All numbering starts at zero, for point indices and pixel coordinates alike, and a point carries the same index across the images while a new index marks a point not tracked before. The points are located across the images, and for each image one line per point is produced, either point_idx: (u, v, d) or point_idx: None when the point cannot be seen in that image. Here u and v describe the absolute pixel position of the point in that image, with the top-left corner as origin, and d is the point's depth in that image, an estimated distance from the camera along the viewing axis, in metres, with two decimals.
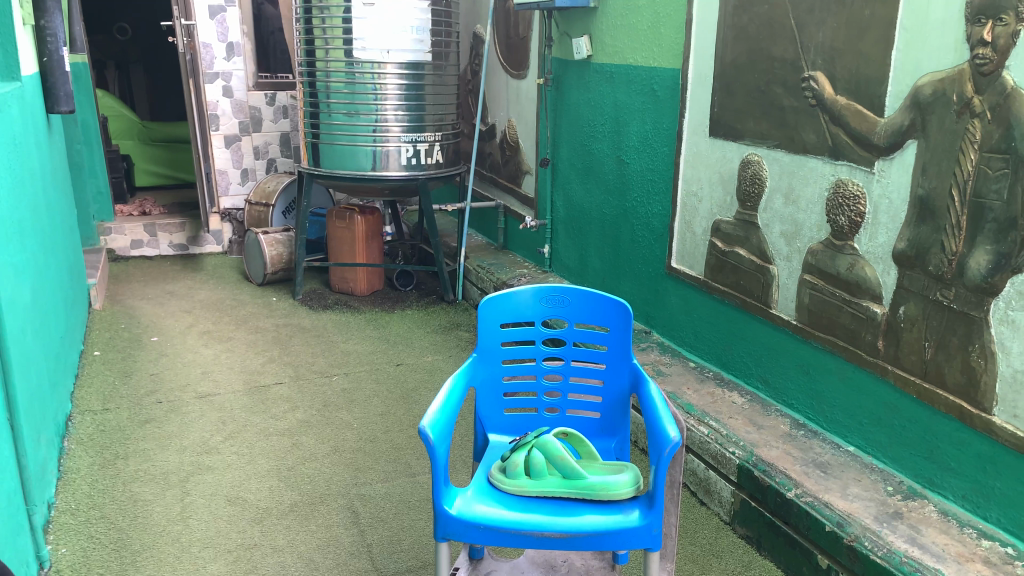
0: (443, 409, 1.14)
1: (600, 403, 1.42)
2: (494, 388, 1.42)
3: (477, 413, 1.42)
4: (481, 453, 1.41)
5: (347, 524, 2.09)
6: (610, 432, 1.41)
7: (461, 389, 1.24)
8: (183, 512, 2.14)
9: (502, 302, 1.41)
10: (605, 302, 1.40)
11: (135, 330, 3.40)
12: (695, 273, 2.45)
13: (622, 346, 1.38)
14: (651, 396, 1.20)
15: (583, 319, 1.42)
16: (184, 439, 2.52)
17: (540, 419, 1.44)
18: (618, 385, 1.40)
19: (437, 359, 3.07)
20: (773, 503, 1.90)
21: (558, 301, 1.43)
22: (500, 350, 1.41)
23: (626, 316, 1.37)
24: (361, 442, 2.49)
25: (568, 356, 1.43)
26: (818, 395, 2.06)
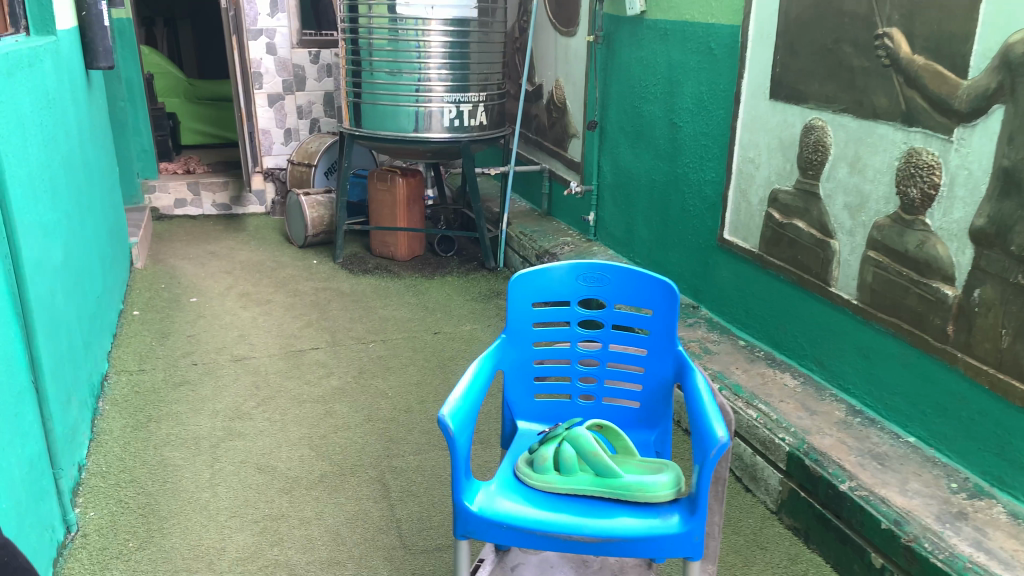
0: (465, 396, 1.05)
1: (641, 392, 1.32)
2: (524, 372, 1.33)
3: (505, 400, 1.33)
4: (508, 441, 1.33)
5: (377, 498, 2.03)
6: (651, 424, 1.32)
7: (487, 374, 1.14)
8: (212, 479, 2.11)
9: (534, 278, 1.32)
10: (648, 281, 1.30)
11: (175, 291, 3.38)
12: (748, 246, 2.31)
13: (666, 330, 1.28)
14: (698, 386, 1.11)
15: (623, 299, 1.32)
16: (217, 403, 2.48)
17: (573, 407, 1.35)
18: (661, 373, 1.30)
19: (476, 327, 2.98)
20: (824, 494, 1.77)
21: (596, 278, 1.33)
22: (531, 331, 1.32)
23: (672, 297, 1.26)
24: (396, 412, 2.42)
25: (606, 340, 1.33)
26: (876, 381, 1.92)
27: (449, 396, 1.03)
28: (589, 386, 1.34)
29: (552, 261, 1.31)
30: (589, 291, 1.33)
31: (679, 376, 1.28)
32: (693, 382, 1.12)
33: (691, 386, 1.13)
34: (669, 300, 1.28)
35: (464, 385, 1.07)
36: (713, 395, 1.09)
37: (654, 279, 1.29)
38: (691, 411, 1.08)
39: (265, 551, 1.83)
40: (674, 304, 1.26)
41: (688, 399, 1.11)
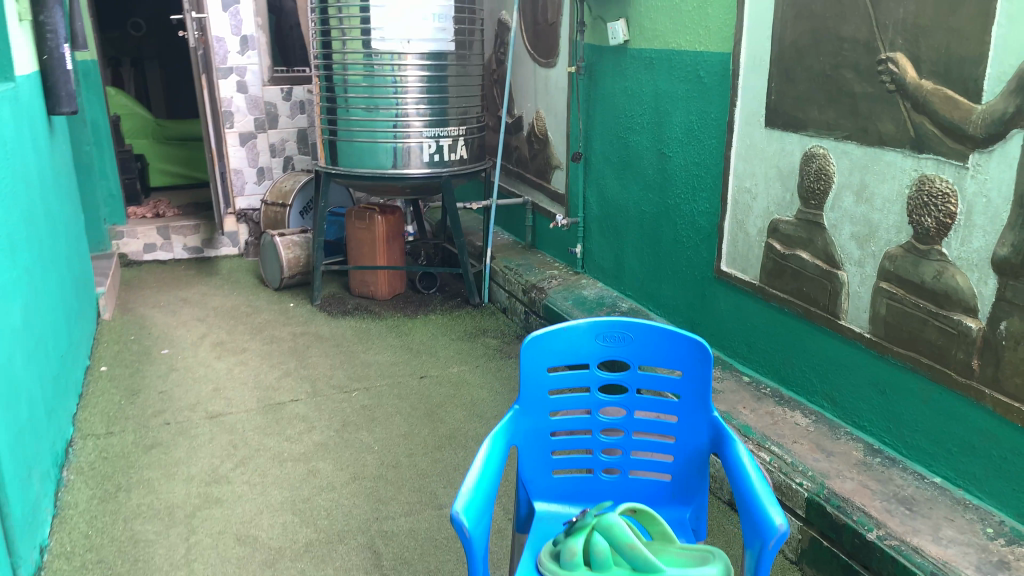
0: (478, 488, 0.96)
1: (672, 463, 1.23)
2: (540, 445, 1.24)
3: (520, 477, 1.24)
4: (525, 525, 1.23)
5: (368, 568, 1.88)
6: (684, 499, 1.22)
7: (499, 460, 1.06)
8: (187, 555, 1.95)
9: (550, 341, 1.23)
10: (676, 340, 1.21)
11: (145, 342, 3.21)
12: (748, 277, 2.20)
13: (697, 394, 1.19)
14: (743, 461, 1.05)
15: (648, 360, 1.23)
16: (191, 466, 2.32)
17: (596, 481, 1.25)
18: (693, 442, 1.21)
19: (464, 369, 2.84)
20: (849, 544, 1.65)
21: (618, 337, 1.24)
22: (547, 399, 1.23)
23: (704, 358, 1.17)
24: (383, 468, 2.27)
25: (630, 406, 1.24)
26: (895, 418, 1.81)
27: (462, 489, 0.95)
28: (613, 458, 1.25)
29: (568, 320, 1.23)
30: (610, 352, 1.24)
31: (714, 445, 1.18)
32: (738, 456, 1.07)
33: (735, 461, 1.07)
34: (700, 360, 1.18)
35: (476, 476, 0.98)
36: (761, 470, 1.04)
37: (682, 338, 1.20)
38: (739, 492, 1.02)
39: None
40: (707, 365, 1.17)
41: (735, 476, 1.05)
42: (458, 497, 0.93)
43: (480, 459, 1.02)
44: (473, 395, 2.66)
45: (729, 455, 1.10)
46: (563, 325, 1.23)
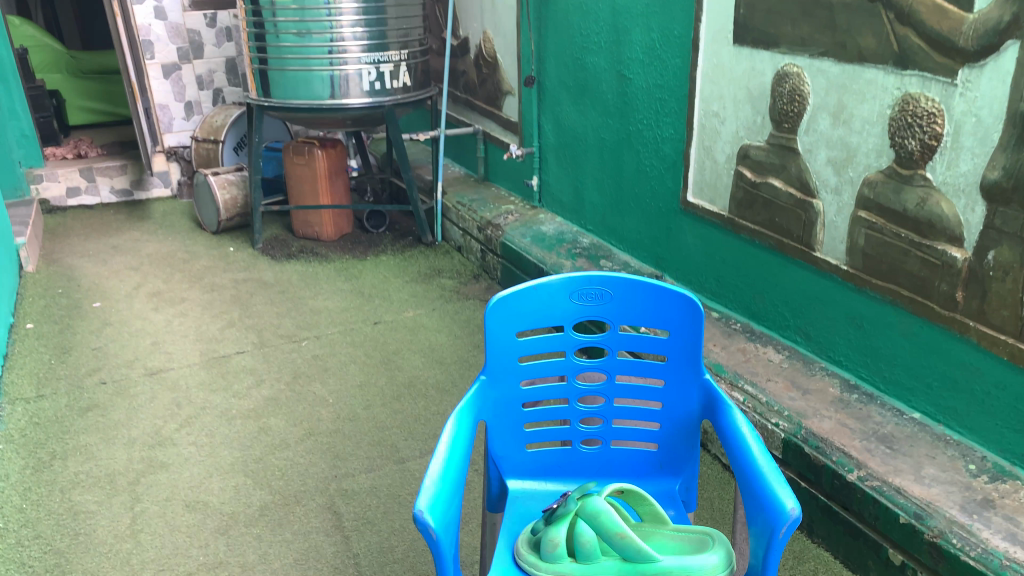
0: (443, 481, 0.87)
1: (658, 431, 1.14)
2: (510, 418, 1.14)
3: (490, 455, 1.14)
4: (497, 505, 1.14)
5: (329, 530, 1.79)
6: (673, 470, 1.15)
7: (467, 444, 0.96)
8: (133, 526, 1.82)
9: (519, 301, 1.11)
10: (661, 296, 1.10)
11: (75, 295, 2.99)
12: (716, 209, 2.10)
13: (685, 357, 1.10)
14: (743, 436, 0.97)
15: (630, 320, 1.13)
16: (132, 429, 2.17)
17: (575, 454, 1.17)
18: (682, 409, 1.12)
19: (420, 313, 2.71)
20: (828, 485, 1.62)
21: (595, 295, 1.13)
22: (517, 366, 1.13)
23: (694, 316, 1.07)
24: (339, 423, 2.16)
25: (611, 371, 1.14)
26: (873, 352, 1.75)
27: (426, 486, 0.85)
28: (592, 428, 1.15)
29: (538, 277, 1.11)
30: (587, 311, 1.14)
31: (706, 412, 1.10)
32: (737, 429, 0.99)
33: (734, 435, 0.99)
34: (689, 319, 1.08)
35: (439, 467, 0.89)
36: (763, 445, 0.96)
37: (669, 294, 1.09)
38: (741, 471, 0.95)
39: None
40: (697, 324, 1.08)
41: (735, 453, 0.97)
42: (421, 494, 0.83)
43: (443, 447, 0.92)
44: (432, 339, 2.54)
45: (728, 422, 1.02)
46: (533, 283, 1.11)
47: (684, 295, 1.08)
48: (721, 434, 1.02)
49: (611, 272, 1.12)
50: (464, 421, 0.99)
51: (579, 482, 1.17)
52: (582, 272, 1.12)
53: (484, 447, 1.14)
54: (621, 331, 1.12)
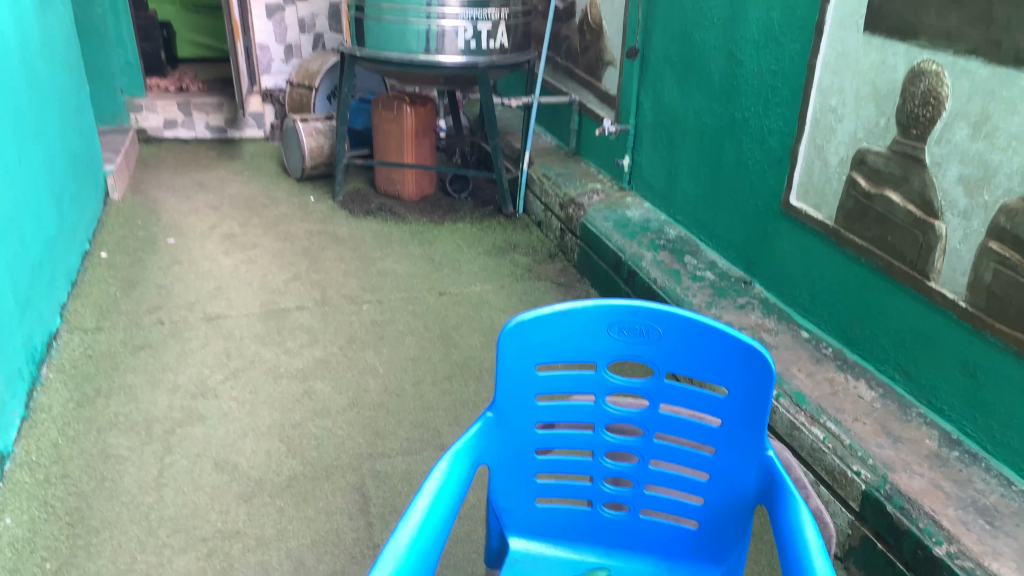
0: (407, 557, 0.76)
1: (700, 507, 0.99)
2: (520, 466, 1.01)
3: (492, 505, 1.03)
4: (495, 563, 1.04)
5: (353, 514, 1.69)
6: (713, 555, 0.99)
7: (452, 504, 0.85)
8: (159, 479, 1.77)
9: (544, 331, 0.97)
10: (721, 345, 0.93)
11: (152, 229, 2.99)
12: (822, 217, 1.87)
13: (741, 423, 0.93)
14: (807, 550, 0.77)
15: (679, 368, 0.96)
16: (178, 376, 2.12)
17: (595, 515, 1.03)
18: (732, 488, 0.96)
19: (488, 289, 2.58)
20: (909, 554, 1.42)
21: (640, 332, 0.97)
22: (535, 407, 0.99)
23: (763, 376, 0.90)
24: (385, 397, 2.05)
25: (649, 426, 0.98)
26: (984, 408, 1.52)
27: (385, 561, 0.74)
28: (619, 491, 1.01)
29: (569, 304, 0.96)
30: (627, 351, 0.97)
31: (761, 496, 0.94)
32: (801, 540, 0.79)
33: (795, 544, 0.79)
34: (753, 379, 0.91)
35: (408, 536, 0.77)
36: (831, 566, 0.76)
37: (731, 345, 0.92)
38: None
39: None
40: (766, 389, 0.90)
41: (792, 567, 0.77)
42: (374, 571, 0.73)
43: (421, 509, 0.80)
44: (494, 319, 2.40)
45: (789, 517, 0.83)
46: (563, 311, 0.96)
47: (751, 348, 0.91)
48: (778, 537, 0.82)
49: (660, 307, 0.95)
50: (455, 472, 0.88)
51: (596, 549, 1.04)
52: (626, 303, 0.95)
53: (486, 495, 1.02)
54: (665, 381, 0.96)
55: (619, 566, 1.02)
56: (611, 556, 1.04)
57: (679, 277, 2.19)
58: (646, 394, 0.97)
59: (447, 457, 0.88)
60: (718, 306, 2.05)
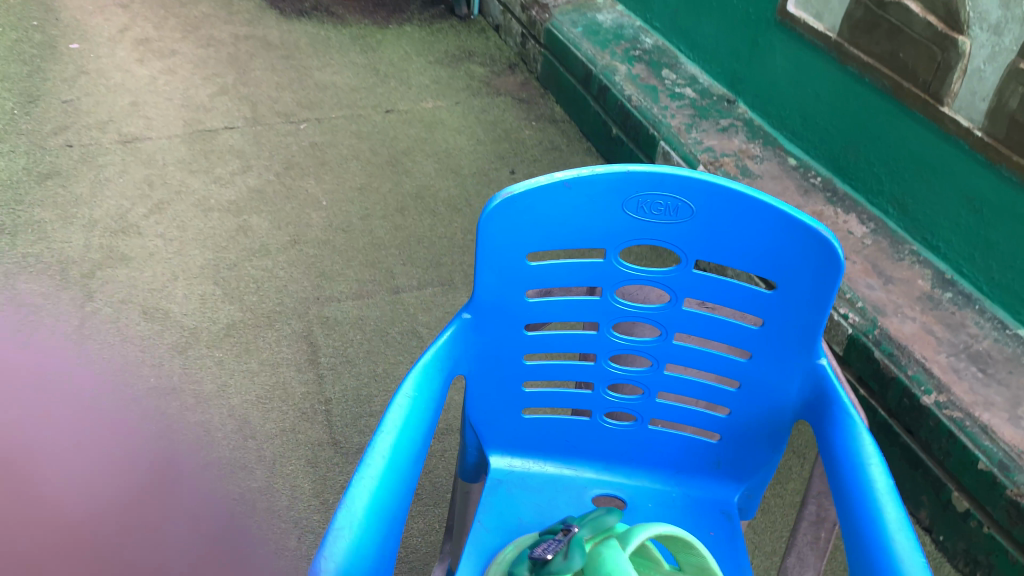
0: (366, 523, 0.60)
1: (725, 420, 0.81)
2: (504, 372, 0.81)
3: (468, 419, 0.84)
4: (473, 479, 0.87)
5: (302, 365, 1.54)
6: (736, 472, 0.83)
7: (416, 449, 0.69)
8: (80, 330, 1.58)
9: (539, 208, 0.72)
10: (776, 229, 0.70)
11: (50, 31, 2.59)
12: (823, 29, 1.63)
13: (795, 326, 0.73)
14: (875, 494, 0.63)
15: (714, 255, 0.73)
16: (94, 210, 1.88)
17: (594, 428, 0.84)
18: (768, 398, 0.78)
19: (440, 105, 2.32)
20: (894, 402, 1.33)
21: (665, 207, 0.72)
22: (523, 303, 0.77)
23: (828, 267, 0.70)
24: (330, 233, 1.85)
25: (668, 326, 0.77)
26: (987, 246, 1.37)
27: (339, 534, 0.58)
28: (625, 401, 0.82)
29: (573, 172, 0.71)
30: (646, 234, 0.73)
31: (806, 408, 0.76)
32: (866, 482, 0.64)
33: (861, 486, 0.64)
34: (814, 270, 0.70)
35: (365, 499, 0.61)
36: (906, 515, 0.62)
37: (790, 228, 0.69)
38: (865, 549, 0.61)
39: (145, 450, 1.38)
40: (830, 282, 0.70)
41: (857, 516, 0.63)
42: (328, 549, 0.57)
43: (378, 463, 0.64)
44: (449, 142, 2.16)
45: (849, 446, 0.68)
46: (563, 180, 0.71)
47: (815, 233, 0.69)
48: (834, 473, 0.68)
49: (695, 176, 0.70)
50: (421, 398, 0.71)
51: (595, 465, 0.86)
52: (648, 171, 0.70)
53: (460, 408, 0.83)
54: (693, 273, 0.73)
55: (622, 484, 0.85)
56: (611, 472, 0.86)
57: (656, 94, 1.97)
58: (668, 287, 0.75)
59: (411, 377, 0.71)
60: (699, 129, 1.85)
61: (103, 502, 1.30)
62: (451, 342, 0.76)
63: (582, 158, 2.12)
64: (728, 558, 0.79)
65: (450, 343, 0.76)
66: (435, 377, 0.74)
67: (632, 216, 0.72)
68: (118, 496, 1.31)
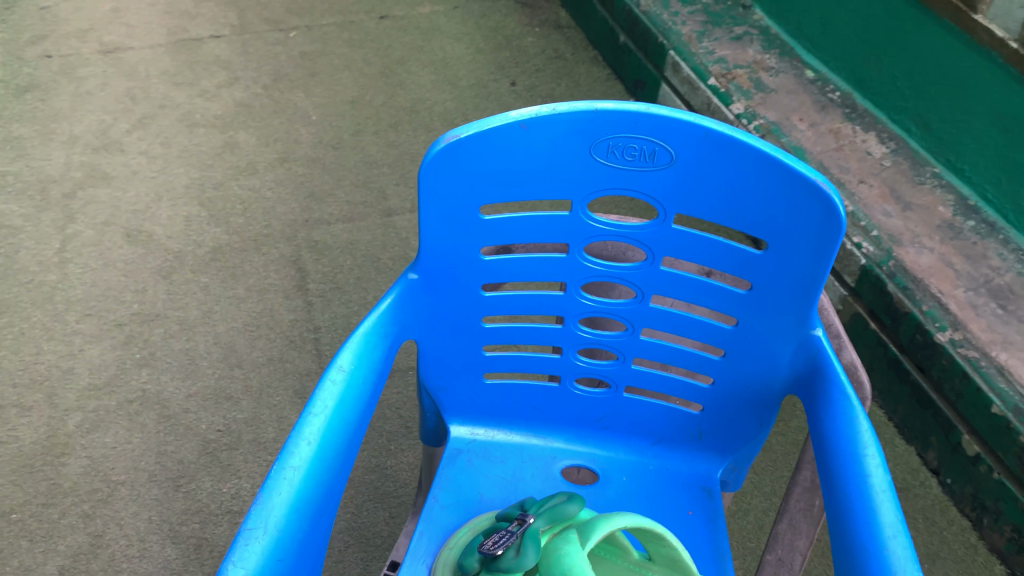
0: (287, 519, 0.52)
1: (709, 389, 0.74)
2: (460, 335, 0.74)
3: (424, 385, 0.77)
4: (434, 445, 0.82)
5: (289, 292, 1.49)
6: (718, 445, 0.77)
7: (352, 432, 0.61)
8: (61, 254, 1.53)
9: (493, 152, 0.63)
10: (767, 179, 0.61)
11: None
12: None
13: (784, 288, 0.66)
14: (871, 493, 0.56)
15: (696, 209, 0.64)
16: (75, 125, 1.80)
17: (563, 394, 0.78)
18: (756, 365, 0.71)
19: (438, 11, 2.18)
20: (906, 338, 1.25)
21: (640, 152, 0.62)
22: (479, 261, 0.69)
23: (829, 226, 0.61)
24: (320, 151, 1.77)
25: (646, 287, 0.69)
26: (1014, 169, 1.27)
27: (253, 536, 0.50)
28: (597, 366, 0.75)
29: (530, 111, 0.61)
30: (618, 184, 0.64)
31: (796, 382, 0.70)
32: (862, 476, 0.58)
33: (855, 481, 0.58)
34: (810, 230, 0.62)
35: (288, 492, 0.53)
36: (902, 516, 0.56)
37: (782, 179, 0.60)
38: (852, 553, 0.54)
39: (129, 378, 1.35)
40: (829, 242, 0.62)
41: (847, 514, 0.57)
42: (235, 554, 0.49)
43: (305, 452, 0.56)
44: (446, 51, 2.04)
45: (846, 431, 0.61)
46: (520, 119, 0.61)
47: (813, 186, 0.60)
48: (825, 460, 0.62)
49: (674, 117, 0.60)
50: (360, 371, 0.64)
51: (565, 434, 0.80)
52: (617, 110, 0.60)
53: (414, 374, 0.76)
54: (672, 228, 0.65)
55: (595, 455, 0.80)
56: (581, 442, 0.80)
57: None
58: (644, 244, 0.67)
59: (347, 349, 0.63)
60: (712, 38, 1.72)
61: (87, 432, 1.27)
62: (397, 306, 0.69)
63: (586, 68, 1.99)
64: (708, 539, 0.73)
65: (395, 307, 0.69)
66: (377, 346, 0.67)
67: (601, 163, 0.63)
68: (102, 426, 1.28)
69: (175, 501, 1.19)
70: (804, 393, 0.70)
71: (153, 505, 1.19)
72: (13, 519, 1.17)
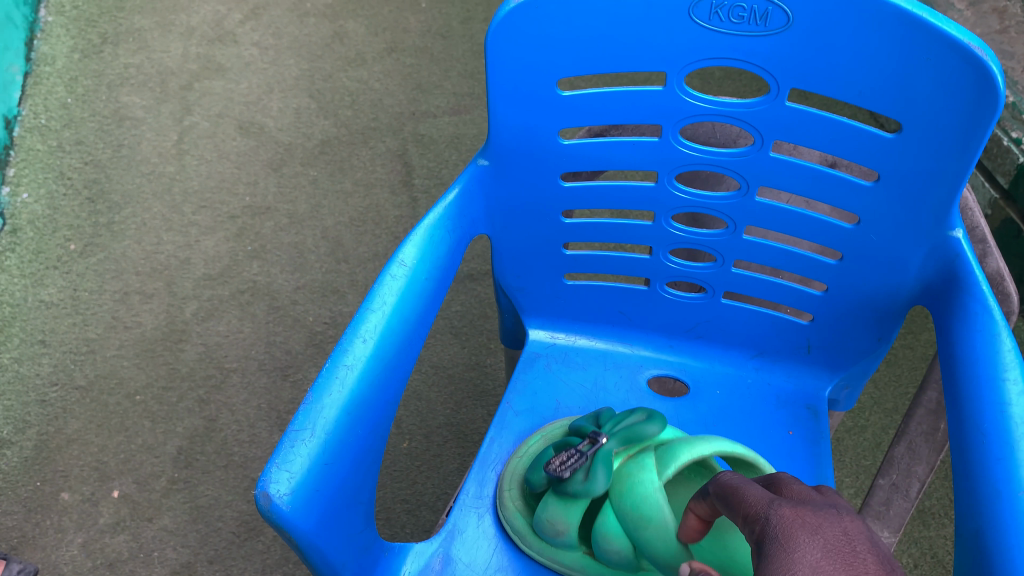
0: (338, 422, 0.50)
1: (820, 298, 0.67)
2: (542, 228, 0.70)
3: (500, 283, 0.75)
4: (511, 344, 0.82)
5: (395, 187, 1.47)
6: (829, 360, 0.71)
7: (410, 332, 0.59)
8: (179, 145, 1.57)
9: (574, 16, 0.57)
10: (904, 45, 0.52)
11: None
12: None
13: (912, 180, 0.57)
14: (1010, 426, 0.49)
15: (814, 86, 0.56)
16: (191, 17, 1.82)
17: (653, 297, 0.73)
18: (877, 272, 0.63)
19: None
20: None
21: (750, 15, 0.55)
22: (560, 146, 0.65)
23: (979, 100, 0.52)
24: (428, 40, 1.72)
25: (751, 178, 0.62)
26: None
27: (299, 438, 0.48)
28: (692, 267, 0.69)
29: None
30: (723, 53, 0.57)
31: (926, 291, 0.62)
32: (1000, 406, 0.50)
33: (991, 411, 0.50)
34: (955, 108, 0.53)
35: (341, 392, 0.51)
36: None
37: (925, 42, 0.51)
38: (980, 493, 0.48)
39: (241, 269, 1.38)
40: (980, 122, 0.53)
41: (978, 449, 0.49)
42: (280, 455, 0.47)
43: (361, 350, 0.53)
44: None
45: (985, 353, 0.53)
46: None
47: (964, 50, 0.50)
48: (954, 384, 0.54)
49: None
50: (422, 269, 0.61)
51: (655, 341, 0.76)
52: None
53: (491, 271, 0.75)
54: (787, 107, 0.58)
55: (688, 367, 0.75)
56: (673, 352, 0.76)
57: None
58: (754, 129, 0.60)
59: (411, 244, 0.61)
60: None
61: (202, 320, 1.32)
62: (466, 195, 0.67)
63: None
64: (810, 460, 0.67)
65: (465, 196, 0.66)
66: (444, 239, 0.64)
67: (703, 27, 0.56)
68: (216, 314, 1.32)
69: (284, 390, 1.23)
70: (935, 305, 0.62)
71: (262, 393, 1.23)
72: (138, 400, 1.23)
